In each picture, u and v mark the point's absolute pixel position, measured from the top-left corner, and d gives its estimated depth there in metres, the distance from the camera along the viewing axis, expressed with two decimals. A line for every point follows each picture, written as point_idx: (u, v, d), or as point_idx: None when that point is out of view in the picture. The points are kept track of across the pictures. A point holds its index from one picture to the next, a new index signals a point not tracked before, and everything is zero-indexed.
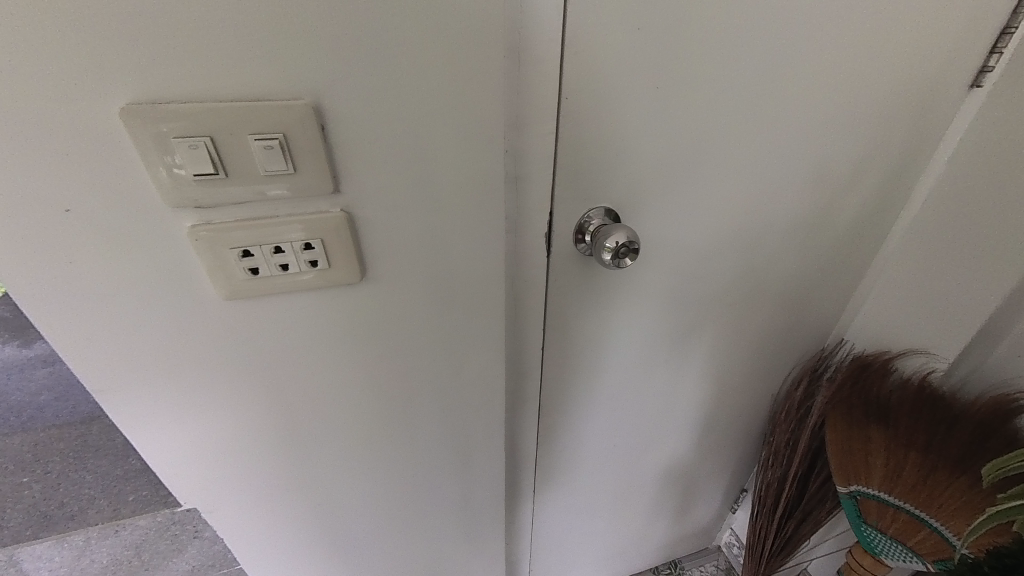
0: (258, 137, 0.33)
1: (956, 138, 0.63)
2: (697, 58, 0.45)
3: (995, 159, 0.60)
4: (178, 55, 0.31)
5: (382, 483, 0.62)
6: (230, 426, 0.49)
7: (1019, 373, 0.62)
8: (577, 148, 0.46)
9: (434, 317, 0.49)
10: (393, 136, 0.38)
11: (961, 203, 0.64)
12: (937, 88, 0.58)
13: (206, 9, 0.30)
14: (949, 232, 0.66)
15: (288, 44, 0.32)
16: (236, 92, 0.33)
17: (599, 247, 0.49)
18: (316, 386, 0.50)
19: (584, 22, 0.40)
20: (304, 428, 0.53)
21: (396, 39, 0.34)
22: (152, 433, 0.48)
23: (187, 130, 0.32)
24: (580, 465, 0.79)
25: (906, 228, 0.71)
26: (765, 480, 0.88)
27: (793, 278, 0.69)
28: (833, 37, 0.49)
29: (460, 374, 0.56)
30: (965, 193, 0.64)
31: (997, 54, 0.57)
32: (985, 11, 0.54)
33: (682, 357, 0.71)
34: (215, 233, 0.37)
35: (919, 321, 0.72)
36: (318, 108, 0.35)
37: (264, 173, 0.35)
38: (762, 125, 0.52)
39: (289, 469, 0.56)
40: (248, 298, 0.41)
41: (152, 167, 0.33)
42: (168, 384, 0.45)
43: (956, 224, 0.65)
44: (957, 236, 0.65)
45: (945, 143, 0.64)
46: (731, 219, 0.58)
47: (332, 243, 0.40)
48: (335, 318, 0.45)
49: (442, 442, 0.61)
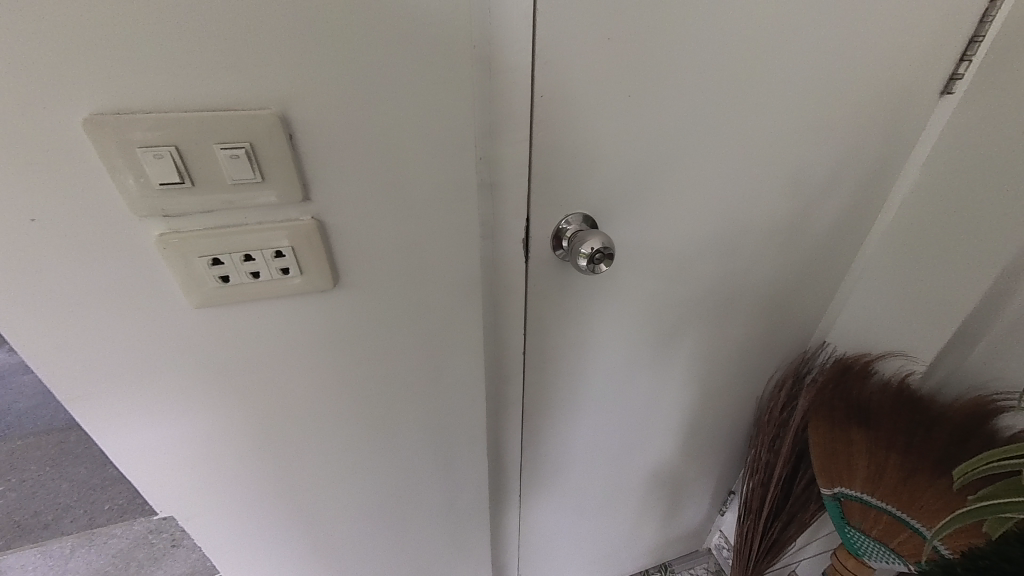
0: (223, 147, 0.34)
1: (930, 143, 0.64)
2: (668, 67, 0.45)
3: (967, 164, 0.61)
4: (141, 66, 0.31)
5: (363, 489, 0.62)
6: (206, 433, 0.49)
7: (995, 375, 0.64)
8: (551, 155, 0.47)
9: (411, 322, 0.49)
10: (363, 145, 0.38)
11: (937, 207, 0.65)
12: (909, 96, 0.59)
13: (169, 22, 0.30)
14: (925, 236, 0.67)
15: (253, 55, 0.33)
16: (201, 103, 0.33)
17: (575, 253, 0.49)
18: (293, 393, 0.50)
19: (554, 32, 0.40)
20: (281, 434, 0.53)
21: (363, 50, 0.35)
22: (125, 442, 0.48)
23: (152, 140, 0.32)
24: (566, 469, 0.79)
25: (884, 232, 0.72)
26: (751, 483, 0.88)
27: (773, 282, 0.70)
28: (804, 46, 0.50)
29: (439, 380, 0.56)
30: (939, 198, 0.64)
31: (967, 62, 0.58)
32: (952, 20, 0.55)
33: (665, 361, 0.72)
34: (184, 241, 0.37)
35: (898, 324, 0.73)
36: (285, 117, 0.35)
37: (232, 182, 0.35)
38: (735, 131, 0.53)
39: (268, 476, 0.56)
40: (219, 306, 0.41)
41: (118, 176, 0.33)
42: (140, 392, 0.44)
43: (931, 228, 0.66)
44: (932, 240, 0.66)
45: (920, 148, 0.65)
46: (709, 224, 0.59)
47: (303, 251, 0.40)
48: (311, 325, 0.45)
49: (423, 448, 0.61)
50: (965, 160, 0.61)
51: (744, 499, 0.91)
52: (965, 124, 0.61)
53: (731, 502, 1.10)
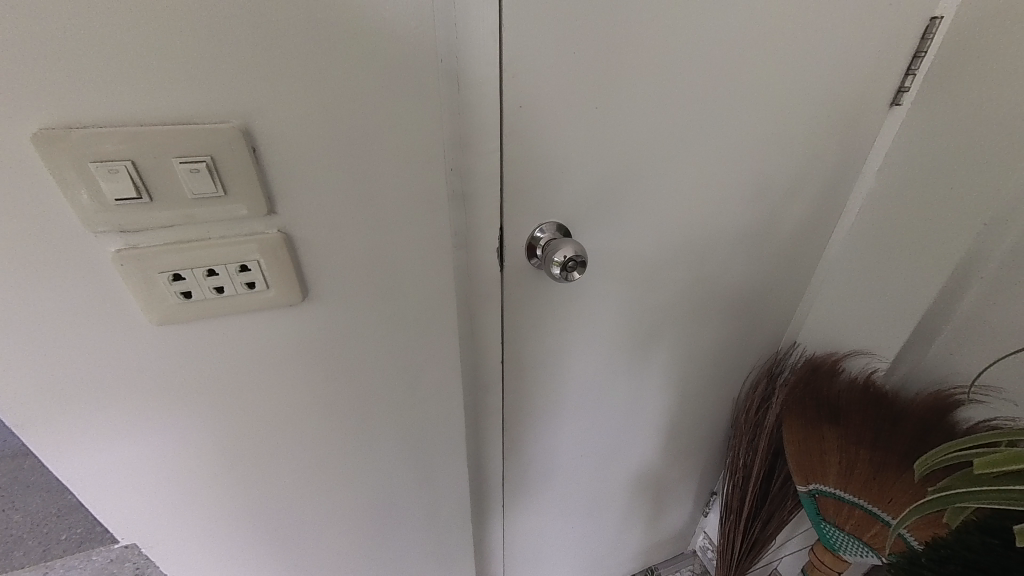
0: (183, 161, 0.33)
1: (883, 151, 0.67)
2: (632, 80, 0.47)
3: (917, 171, 0.65)
4: (95, 80, 0.30)
5: (340, 506, 0.61)
6: (170, 455, 0.47)
7: (953, 368, 0.69)
8: (522, 166, 0.47)
9: (385, 334, 0.49)
10: (330, 157, 0.38)
11: (892, 212, 0.68)
12: (861, 107, 0.62)
13: (124, 35, 0.30)
14: (882, 239, 0.70)
15: (213, 68, 0.32)
16: (159, 116, 0.32)
17: (549, 261, 0.49)
18: (263, 410, 0.48)
19: (520, 47, 0.41)
20: (251, 453, 0.51)
21: (327, 63, 0.35)
22: (81, 468, 0.45)
23: (106, 154, 0.32)
24: (549, 476, 0.79)
25: (845, 236, 0.75)
26: (732, 483, 0.90)
27: (743, 286, 0.72)
28: (762, 60, 0.52)
29: (415, 391, 0.55)
30: (894, 203, 0.68)
31: (912, 75, 0.62)
32: (898, 36, 0.58)
33: (643, 365, 0.73)
34: (143, 257, 0.36)
35: (862, 324, 0.75)
36: (248, 130, 0.35)
37: (192, 196, 0.34)
38: (700, 141, 0.54)
39: (239, 497, 0.54)
40: (181, 323, 0.40)
41: (70, 191, 0.32)
42: (97, 415, 0.43)
43: (888, 231, 0.69)
44: (889, 243, 0.69)
45: (874, 156, 0.68)
46: (679, 231, 0.60)
47: (270, 264, 0.40)
48: (281, 339, 0.45)
49: (401, 461, 0.60)
50: (915, 167, 0.65)
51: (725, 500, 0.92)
52: (913, 133, 0.64)
53: (713, 503, 1.11)
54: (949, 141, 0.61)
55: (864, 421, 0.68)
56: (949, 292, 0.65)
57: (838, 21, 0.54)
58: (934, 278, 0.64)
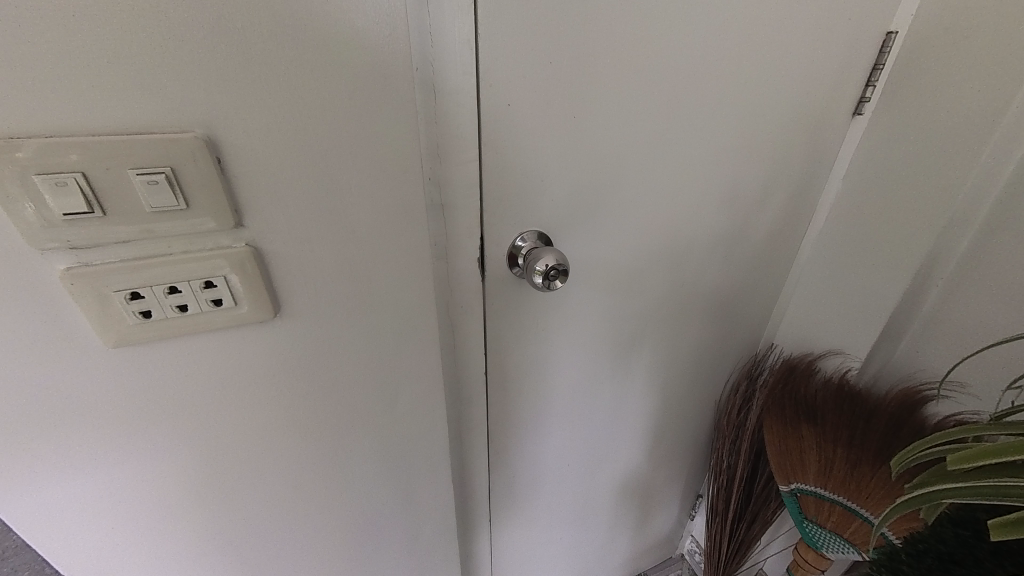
0: (140, 172, 0.31)
1: (847, 159, 0.70)
2: (608, 90, 0.47)
3: (879, 177, 0.68)
4: (40, 86, 0.28)
5: (318, 529, 0.58)
6: (130, 487, 0.44)
7: (923, 365, 0.71)
8: (502, 175, 0.47)
9: (364, 348, 0.47)
10: (301, 168, 0.37)
11: (858, 216, 0.71)
12: (827, 116, 0.65)
13: (72, 41, 0.28)
14: (850, 243, 0.73)
15: (171, 75, 0.31)
16: (112, 125, 0.30)
17: (530, 270, 0.49)
18: (234, 433, 0.46)
19: (497, 56, 0.41)
20: (218, 480, 0.48)
21: (296, 72, 0.34)
22: (28, 505, 0.42)
23: (53, 166, 0.29)
24: (535, 487, 0.78)
25: (815, 240, 0.77)
26: (717, 485, 0.90)
27: (721, 290, 0.74)
28: (731, 71, 0.54)
29: (395, 407, 0.53)
30: (859, 208, 0.71)
31: (872, 86, 0.65)
32: (859, 49, 0.61)
33: (626, 372, 0.73)
34: (96, 275, 0.33)
35: (834, 325, 0.78)
36: (212, 140, 0.33)
37: (150, 209, 0.32)
38: (675, 150, 0.55)
39: (205, 526, 0.50)
40: (139, 344, 0.37)
41: (11, 206, 0.30)
42: (44, 447, 0.39)
43: (855, 235, 0.72)
44: (856, 247, 0.72)
45: (839, 163, 0.71)
46: (658, 237, 0.61)
47: (237, 280, 0.38)
48: (251, 357, 0.42)
49: (383, 480, 0.58)
50: (877, 174, 0.68)
51: (710, 502, 0.93)
52: (875, 141, 0.67)
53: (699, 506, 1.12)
54: (908, 149, 0.64)
55: (840, 419, 0.70)
56: (912, 292, 0.68)
57: (802, 35, 0.56)
58: (899, 280, 0.67)
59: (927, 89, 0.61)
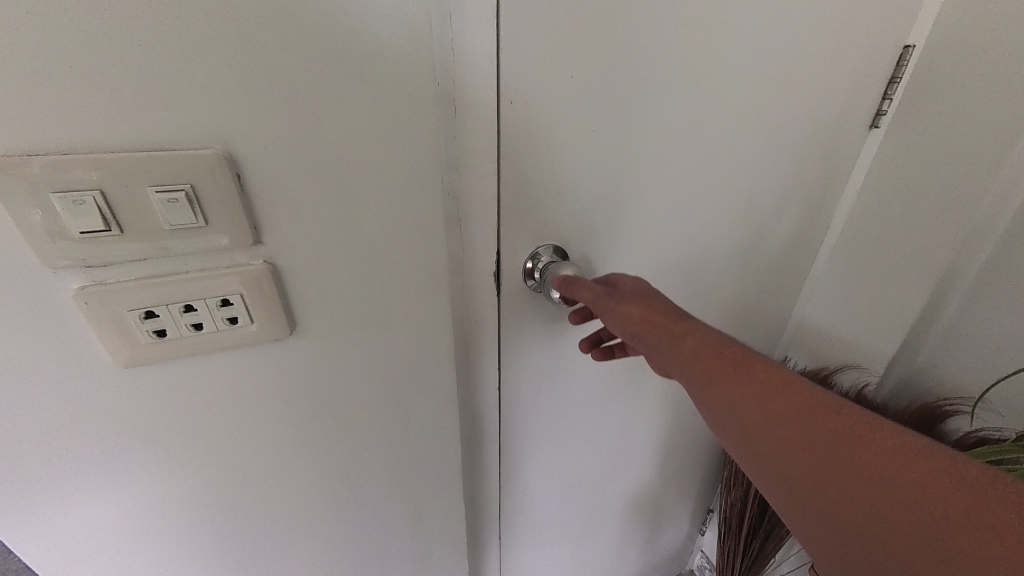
0: (159, 190, 0.30)
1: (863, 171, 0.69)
2: (627, 103, 0.47)
3: (895, 191, 0.67)
4: (57, 102, 0.28)
5: (327, 550, 0.56)
6: (138, 509, 0.43)
7: (943, 381, 0.69)
8: (520, 189, 0.45)
9: (377, 365, 0.46)
10: (318, 182, 0.36)
11: (874, 231, 0.70)
12: (843, 130, 0.64)
13: (91, 56, 0.27)
14: (866, 257, 0.72)
15: (191, 91, 0.30)
16: (132, 142, 0.30)
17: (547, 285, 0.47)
18: (245, 452, 0.45)
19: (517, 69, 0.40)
20: (228, 499, 0.47)
21: (317, 87, 0.33)
22: (33, 529, 0.40)
23: (70, 183, 0.29)
24: (546, 505, 0.76)
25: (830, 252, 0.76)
26: (729, 501, 0.89)
27: (735, 304, 0.73)
28: (749, 85, 0.53)
29: (407, 423, 0.52)
30: (874, 222, 0.70)
31: (889, 99, 0.64)
32: (877, 62, 0.60)
33: (639, 386, 0.72)
34: (110, 294, 0.32)
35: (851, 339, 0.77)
36: (232, 156, 0.32)
37: (168, 227, 0.32)
38: (691, 163, 0.55)
39: (214, 547, 0.49)
40: (153, 364, 0.36)
41: (26, 225, 0.29)
42: (52, 471, 0.38)
43: (872, 249, 0.71)
44: (873, 261, 0.71)
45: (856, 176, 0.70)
46: (673, 251, 0.60)
47: (253, 297, 0.37)
48: (264, 376, 0.41)
49: (393, 498, 0.57)
50: (893, 187, 0.67)
51: (723, 516, 0.92)
52: (891, 154, 0.66)
53: (710, 521, 1.10)
54: (926, 162, 0.63)
55: None
56: (932, 306, 0.66)
57: (819, 47, 0.55)
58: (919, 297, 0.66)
59: (945, 104, 0.60)
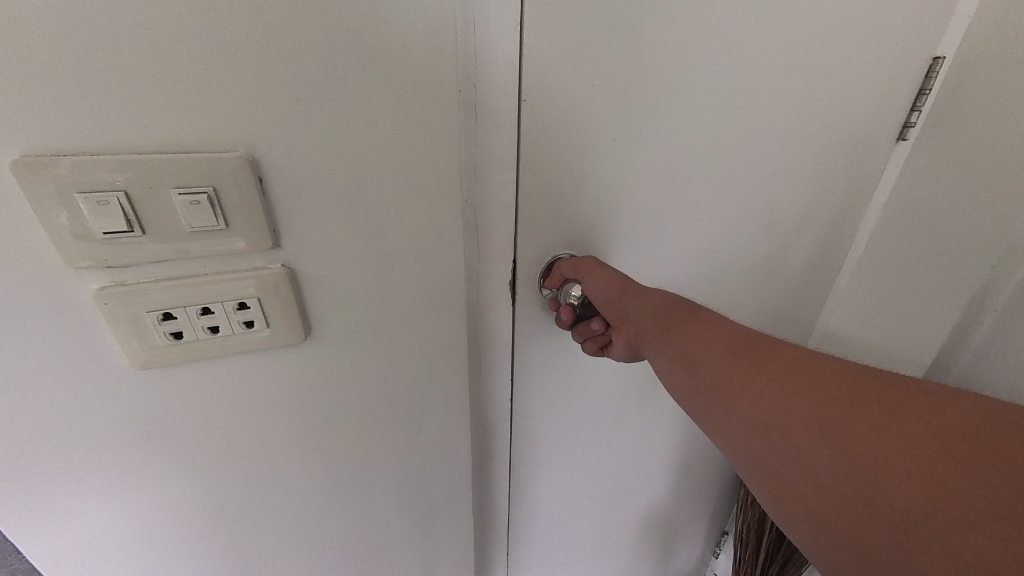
0: (182, 192, 0.30)
1: (889, 184, 0.67)
2: (650, 111, 0.46)
3: (924, 206, 0.65)
4: (87, 104, 0.28)
5: (333, 562, 0.55)
6: (148, 513, 0.43)
7: None
8: (538, 197, 0.44)
9: (389, 373, 0.46)
10: (337, 187, 0.36)
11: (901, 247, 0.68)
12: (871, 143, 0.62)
13: (122, 59, 0.28)
14: (895, 274, 0.69)
15: (217, 94, 0.30)
16: (157, 144, 0.30)
17: (564, 293, 0.47)
18: (254, 459, 0.44)
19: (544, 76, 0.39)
20: (237, 507, 0.46)
21: (339, 92, 0.33)
22: (43, 532, 0.40)
23: (97, 184, 0.29)
24: (556, 521, 0.74)
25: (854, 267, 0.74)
26: (746, 522, 0.86)
27: (755, 320, 0.70)
28: (774, 94, 0.52)
29: (418, 433, 0.51)
30: (902, 238, 0.68)
31: (917, 112, 0.62)
32: (905, 73, 0.59)
33: (654, 400, 0.70)
34: (129, 295, 0.32)
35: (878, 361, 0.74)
36: (255, 160, 0.32)
37: (189, 229, 0.31)
38: (713, 173, 0.54)
39: (222, 555, 0.48)
40: (168, 367, 0.36)
41: (52, 224, 0.29)
42: (63, 473, 0.38)
43: (900, 266, 0.68)
44: (902, 278, 0.69)
45: (882, 189, 0.68)
46: (692, 262, 0.59)
47: (270, 302, 0.36)
48: (276, 381, 0.41)
49: (401, 510, 0.56)
50: (921, 202, 0.65)
51: (739, 538, 0.88)
52: (920, 168, 0.65)
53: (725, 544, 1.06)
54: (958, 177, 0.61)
55: None
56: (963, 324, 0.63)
57: (846, 59, 0.54)
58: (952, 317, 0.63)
59: (977, 117, 0.58)
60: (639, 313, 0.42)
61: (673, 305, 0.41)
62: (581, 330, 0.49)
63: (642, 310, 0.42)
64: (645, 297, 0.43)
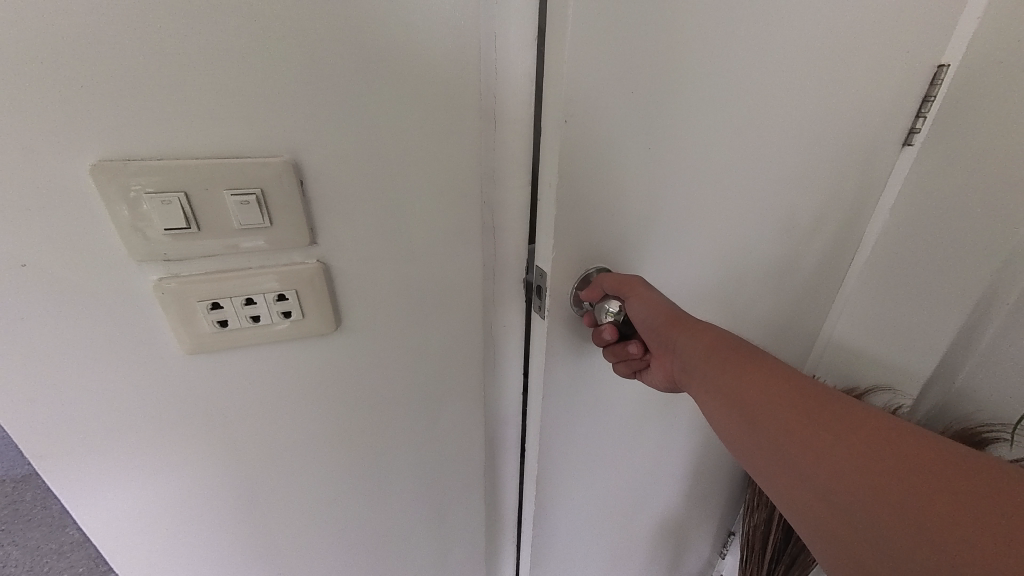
0: (233, 193, 0.34)
1: (898, 189, 0.68)
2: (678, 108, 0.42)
3: (931, 211, 0.65)
4: (154, 115, 0.31)
5: (353, 544, 0.58)
6: (190, 489, 0.46)
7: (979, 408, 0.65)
8: None
9: (410, 364, 0.49)
10: (369, 187, 0.39)
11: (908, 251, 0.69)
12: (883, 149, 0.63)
13: (186, 75, 0.31)
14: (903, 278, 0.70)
15: (265, 104, 0.33)
16: (213, 150, 0.33)
17: (599, 308, 0.43)
18: (285, 443, 0.47)
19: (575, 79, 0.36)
20: (267, 486, 0.49)
21: (372, 102, 0.36)
22: (96, 505, 0.44)
23: (160, 185, 0.32)
24: None
25: (867, 271, 0.74)
26: (752, 523, 0.87)
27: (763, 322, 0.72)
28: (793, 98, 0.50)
29: (434, 422, 0.54)
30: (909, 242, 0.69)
31: (923, 118, 0.63)
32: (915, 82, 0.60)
33: None
34: (182, 286, 0.36)
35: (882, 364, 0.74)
36: (297, 164, 0.36)
37: (238, 226, 0.35)
38: (733, 178, 0.51)
39: (252, 531, 0.52)
40: (213, 352, 0.40)
41: (121, 221, 0.33)
42: (118, 450, 0.42)
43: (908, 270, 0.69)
44: (910, 282, 0.69)
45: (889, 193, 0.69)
46: (710, 270, 0.56)
47: (306, 294, 0.39)
48: (307, 368, 0.44)
49: (418, 496, 0.59)
50: (928, 206, 0.66)
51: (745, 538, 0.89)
52: (928, 172, 0.65)
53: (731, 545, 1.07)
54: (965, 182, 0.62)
55: None
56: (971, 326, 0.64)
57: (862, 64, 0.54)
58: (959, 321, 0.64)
59: (983, 124, 0.60)
60: (683, 345, 0.40)
61: (725, 341, 0.39)
62: (617, 350, 0.47)
63: (688, 342, 0.40)
64: (693, 329, 0.40)
